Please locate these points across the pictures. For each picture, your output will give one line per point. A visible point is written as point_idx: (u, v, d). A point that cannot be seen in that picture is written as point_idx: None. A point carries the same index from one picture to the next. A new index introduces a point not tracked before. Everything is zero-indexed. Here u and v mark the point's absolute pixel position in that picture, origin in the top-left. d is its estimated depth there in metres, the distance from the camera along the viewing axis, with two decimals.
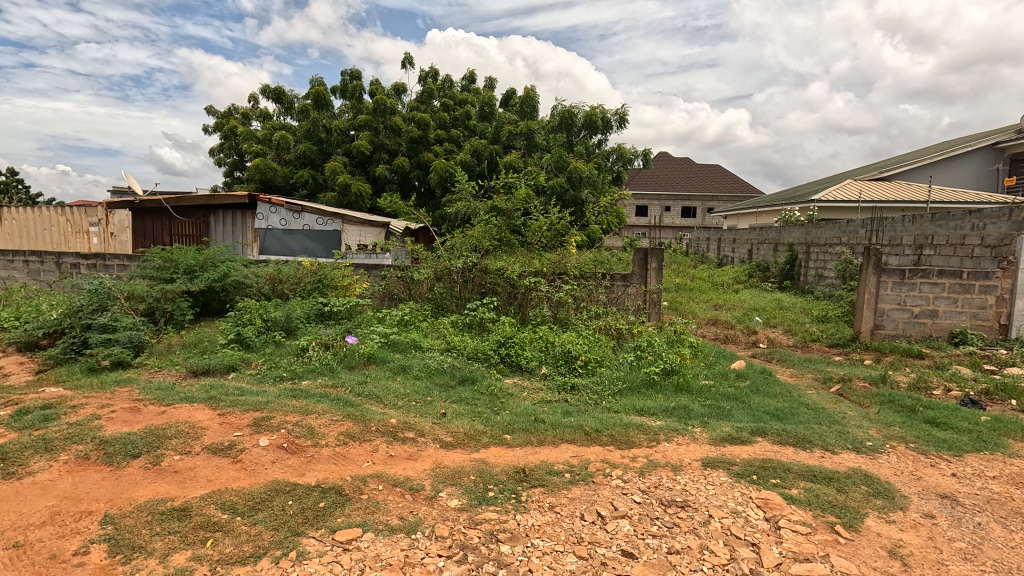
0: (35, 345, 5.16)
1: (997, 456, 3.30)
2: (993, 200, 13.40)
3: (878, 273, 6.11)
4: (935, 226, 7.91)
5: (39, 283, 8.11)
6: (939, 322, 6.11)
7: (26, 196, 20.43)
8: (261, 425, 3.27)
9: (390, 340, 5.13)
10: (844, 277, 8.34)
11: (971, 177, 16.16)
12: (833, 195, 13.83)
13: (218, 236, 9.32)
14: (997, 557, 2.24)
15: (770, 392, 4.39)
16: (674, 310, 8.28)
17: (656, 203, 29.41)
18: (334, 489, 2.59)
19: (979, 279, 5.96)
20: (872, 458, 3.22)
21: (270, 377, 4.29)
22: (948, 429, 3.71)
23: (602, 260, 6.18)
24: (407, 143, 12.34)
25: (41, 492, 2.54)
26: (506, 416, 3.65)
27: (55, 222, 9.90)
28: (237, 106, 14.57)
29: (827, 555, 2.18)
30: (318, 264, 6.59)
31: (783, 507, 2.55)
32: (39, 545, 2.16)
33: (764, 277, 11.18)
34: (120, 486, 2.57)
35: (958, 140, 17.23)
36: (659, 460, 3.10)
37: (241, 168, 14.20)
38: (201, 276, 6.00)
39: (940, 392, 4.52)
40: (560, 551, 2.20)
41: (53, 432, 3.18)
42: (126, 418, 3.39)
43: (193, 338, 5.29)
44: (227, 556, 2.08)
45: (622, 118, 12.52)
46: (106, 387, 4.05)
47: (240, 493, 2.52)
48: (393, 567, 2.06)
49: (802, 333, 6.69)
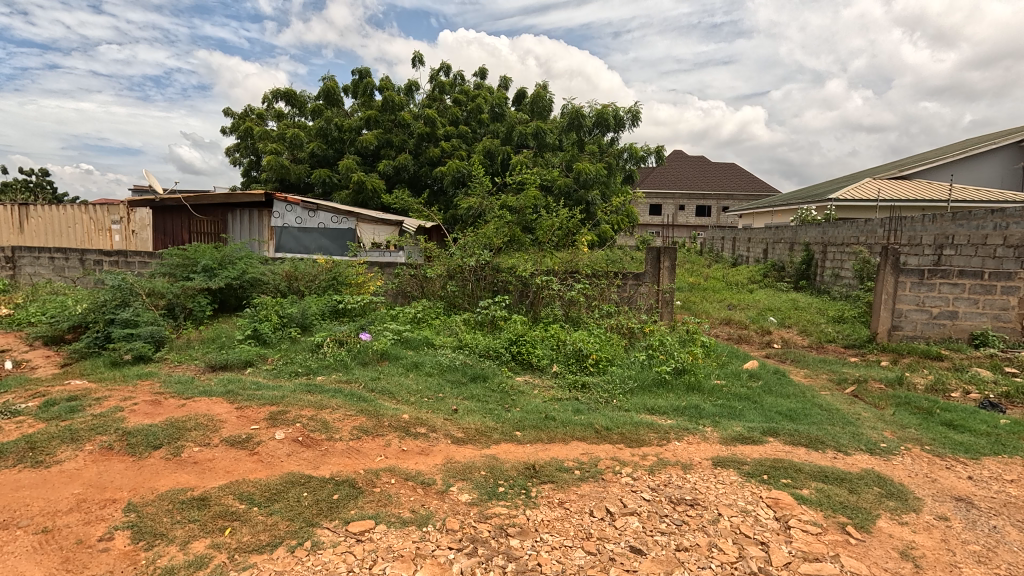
0: (61, 340, 5.32)
1: (1015, 460, 3.25)
2: (1017, 199, 13.12)
3: (895, 273, 6.02)
4: (956, 226, 7.74)
5: (64, 279, 8.34)
6: (958, 324, 6.00)
7: (53, 196, 21.01)
8: (277, 419, 3.35)
9: (403, 338, 5.18)
10: (862, 276, 8.19)
11: (996, 175, 15.85)
12: (850, 194, 13.63)
13: (235, 233, 9.49)
14: (1011, 560, 2.21)
15: (784, 392, 4.37)
16: (688, 309, 8.23)
17: (670, 202, 29.14)
18: (348, 482, 2.64)
19: (1001, 280, 5.84)
20: (886, 460, 3.20)
21: (285, 372, 4.37)
22: (966, 432, 3.66)
23: (613, 258, 6.15)
24: (418, 141, 12.45)
25: (69, 480, 2.63)
26: (517, 413, 3.68)
27: (78, 220, 10.07)
28: (253, 106, 14.80)
29: (837, 555, 2.18)
30: (332, 261, 6.66)
31: (794, 507, 2.54)
32: (67, 530, 2.24)
33: (779, 277, 11.07)
34: (143, 475, 2.66)
35: (981, 138, 16.85)
36: (669, 458, 3.10)
37: (257, 167, 14.48)
38: (220, 273, 6.15)
39: (958, 395, 4.45)
40: (569, 546, 2.22)
41: (79, 423, 3.29)
42: (148, 410, 3.48)
43: (211, 334, 5.41)
44: (245, 544, 2.15)
45: (634, 115, 12.43)
46: (128, 380, 4.17)
47: (257, 484, 2.59)
48: (405, 558, 2.10)
49: (818, 333, 6.63)
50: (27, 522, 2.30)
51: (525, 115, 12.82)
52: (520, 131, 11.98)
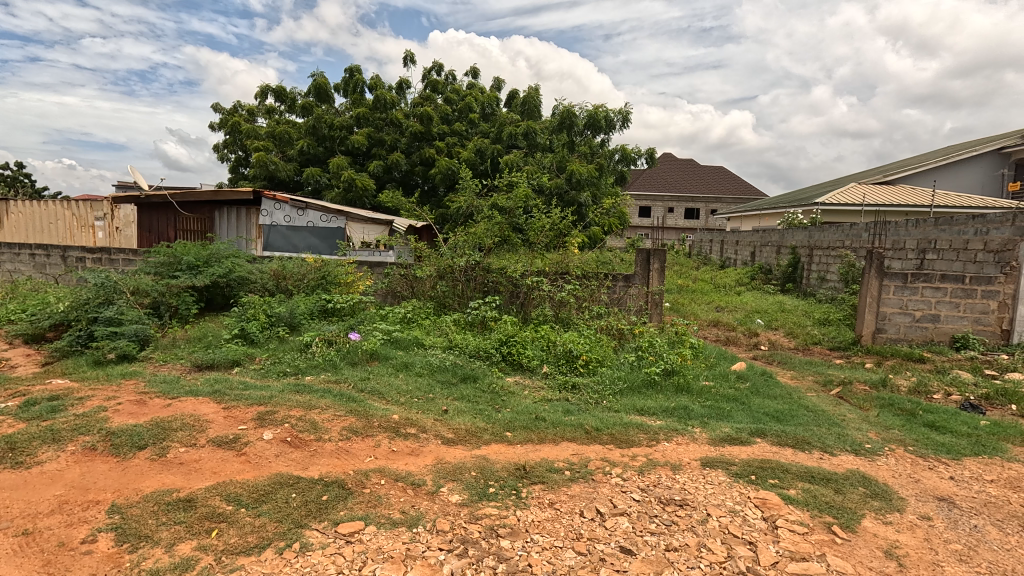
0: (42, 338, 5.22)
1: (994, 460, 3.32)
2: (997, 205, 13.42)
3: (880, 277, 6.13)
4: (938, 231, 7.86)
5: (44, 277, 8.17)
6: (940, 327, 6.11)
7: (31, 189, 20.57)
8: (265, 420, 3.31)
9: (393, 338, 5.15)
10: (847, 280, 8.31)
11: (976, 182, 16.18)
12: (836, 199, 13.83)
13: (223, 231, 9.38)
14: (992, 559, 2.26)
15: (770, 394, 4.41)
16: (676, 311, 8.31)
17: (659, 204, 29.45)
18: (337, 483, 2.62)
19: (981, 284, 5.98)
20: (871, 460, 3.25)
21: (273, 372, 4.32)
22: (947, 433, 3.73)
23: (604, 259, 6.23)
24: (409, 139, 12.39)
25: (50, 481, 2.58)
26: (507, 413, 3.68)
27: (60, 216, 9.88)
28: (242, 102, 14.64)
29: (823, 555, 2.21)
30: (321, 260, 6.59)
31: (781, 507, 2.57)
32: (49, 532, 2.20)
33: (766, 279, 11.21)
34: (127, 477, 2.61)
35: (963, 145, 17.17)
36: (658, 459, 3.12)
37: (245, 164, 14.34)
38: (206, 271, 6.08)
39: (939, 396, 4.54)
40: (559, 547, 2.23)
41: (61, 423, 3.23)
42: (133, 410, 3.43)
43: (198, 333, 5.34)
44: (232, 546, 2.12)
45: (625, 117, 12.48)
46: (111, 380, 4.09)
47: (245, 485, 2.56)
48: (395, 559, 2.08)
49: (804, 335, 6.71)
50: (7, 524, 2.25)
51: (516, 116, 12.85)
52: (511, 131, 12.02)
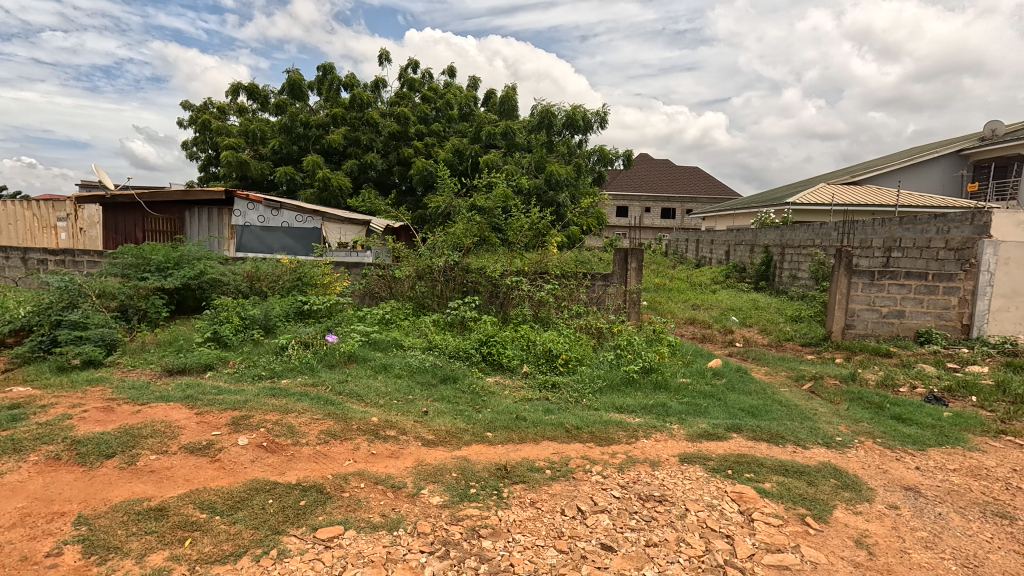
0: (1, 343, 5.01)
1: (957, 450, 3.45)
2: (957, 205, 13.96)
3: (848, 275, 6.32)
4: (903, 230, 8.13)
5: (3, 280, 7.84)
6: (905, 322, 6.33)
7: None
8: (240, 425, 3.23)
9: (371, 339, 5.10)
10: (818, 277, 8.54)
11: (937, 183, 16.79)
12: (807, 199, 14.20)
13: (193, 232, 9.13)
14: (955, 545, 2.35)
15: (745, 389, 4.51)
16: (654, 309, 8.42)
17: (636, 204, 29.81)
18: (316, 487, 2.58)
19: (943, 281, 6.21)
20: (841, 453, 3.34)
21: (248, 376, 4.23)
22: (913, 425, 3.86)
23: (582, 259, 6.27)
24: (386, 138, 12.26)
25: (11, 493, 2.47)
26: (488, 413, 3.68)
27: (20, 217, 9.50)
28: (213, 100, 14.29)
29: (797, 546, 2.26)
30: (297, 261, 6.48)
31: (757, 501, 2.63)
32: (10, 546, 2.10)
33: (741, 278, 11.45)
34: (94, 487, 2.52)
35: (925, 147, 17.80)
36: (637, 456, 3.16)
37: (216, 163, 14.01)
38: (176, 273, 5.91)
39: (905, 390, 4.70)
40: (541, 546, 2.23)
41: (22, 432, 3.10)
42: (99, 418, 3.31)
43: (168, 336, 5.19)
44: (207, 555, 2.06)
45: (603, 117, 12.57)
46: (76, 386, 3.95)
47: (219, 492, 2.50)
48: (375, 563, 2.06)
49: (777, 332, 6.88)
50: None
51: (494, 116, 12.85)
52: (489, 130, 12.00)
